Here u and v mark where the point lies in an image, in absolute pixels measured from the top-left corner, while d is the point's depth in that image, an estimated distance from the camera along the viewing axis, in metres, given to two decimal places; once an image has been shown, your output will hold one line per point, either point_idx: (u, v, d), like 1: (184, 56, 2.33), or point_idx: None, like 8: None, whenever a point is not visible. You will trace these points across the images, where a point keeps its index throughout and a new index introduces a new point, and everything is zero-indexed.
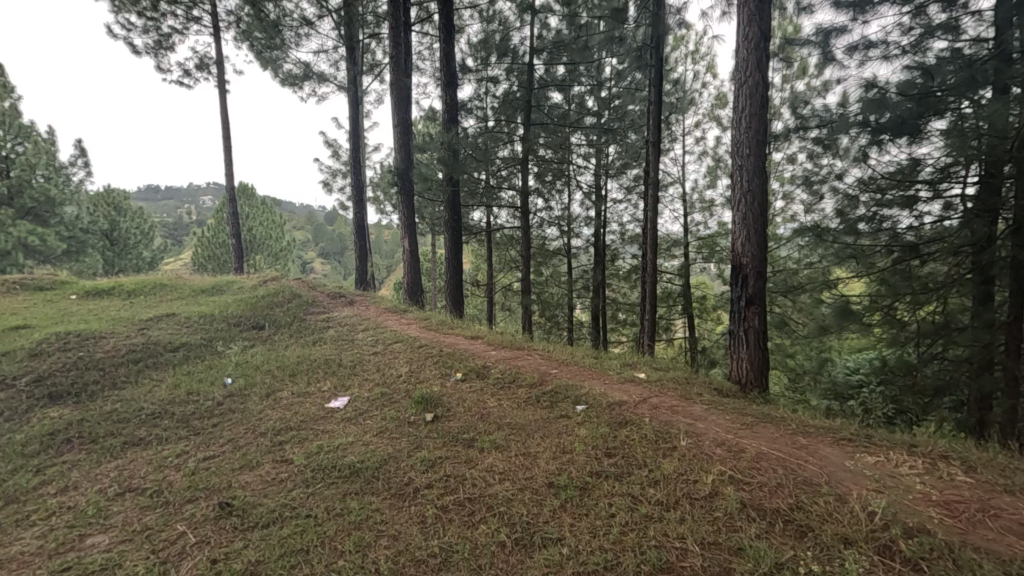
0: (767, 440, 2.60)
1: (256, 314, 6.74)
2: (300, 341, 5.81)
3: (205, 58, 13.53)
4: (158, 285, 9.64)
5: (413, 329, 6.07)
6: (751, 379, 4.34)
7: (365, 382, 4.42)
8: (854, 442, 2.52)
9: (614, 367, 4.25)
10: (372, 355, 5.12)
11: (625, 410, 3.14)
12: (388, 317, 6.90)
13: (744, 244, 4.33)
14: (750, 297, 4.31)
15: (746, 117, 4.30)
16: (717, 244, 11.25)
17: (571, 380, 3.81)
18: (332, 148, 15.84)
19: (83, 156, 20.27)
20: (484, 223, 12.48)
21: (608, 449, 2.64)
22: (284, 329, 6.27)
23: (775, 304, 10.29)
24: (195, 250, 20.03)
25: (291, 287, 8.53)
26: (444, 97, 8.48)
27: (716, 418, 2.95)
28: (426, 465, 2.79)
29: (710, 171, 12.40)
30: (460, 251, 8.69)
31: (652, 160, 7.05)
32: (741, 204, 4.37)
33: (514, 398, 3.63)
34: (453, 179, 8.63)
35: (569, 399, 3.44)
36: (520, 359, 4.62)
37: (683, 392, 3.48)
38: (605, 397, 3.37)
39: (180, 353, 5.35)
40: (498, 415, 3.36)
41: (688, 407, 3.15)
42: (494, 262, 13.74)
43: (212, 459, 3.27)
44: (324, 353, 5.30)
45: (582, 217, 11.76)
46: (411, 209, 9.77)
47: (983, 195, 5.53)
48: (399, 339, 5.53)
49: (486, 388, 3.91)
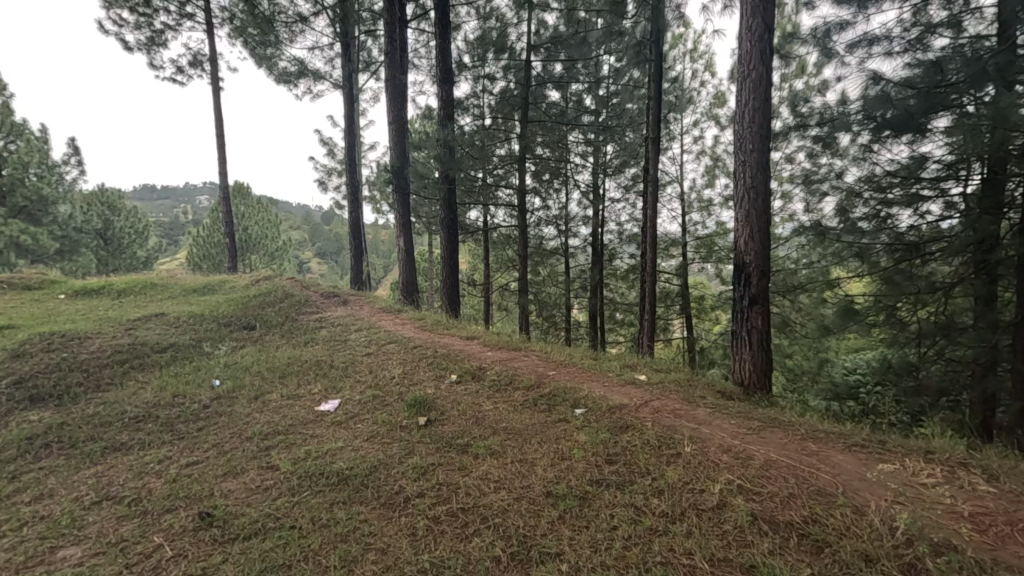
0: (776, 446, 2.48)
1: (248, 314, 6.60)
2: (291, 342, 5.67)
3: (198, 55, 13.37)
4: (149, 284, 9.46)
5: (408, 329, 5.94)
6: (754, 381, 4.23)
7: (357, 384, 4.29)
8: (867, 448, 2.40)
9: (614, 369, 4.13)
10: (365, 356, 4.99)
11: (627, 413, 3.02)
12: (382, 317, 6.76)
13: (747, 242, 4.22)
14: (753, 297, 4.20)
15: (749, 112, 4.18)
16: (716, 244, 11.15)
17: (569, 383, 3.69)
18: (328, 147, 15.68)
19: (76, 154, 20.06)
20: (480, 222, 12.34)
21: (610, 456, 2.52)
22: (276, 329, 6.13)
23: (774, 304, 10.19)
24: (190, 250, 19.83)
25: (284, 286, 8.37)
26: (440, 93, 8.34)
27: (721, 422, 2.83)
28: (417, 472, 2.66)
29: (709, 171, 12.31)
30: (457, 250, 8.56)
31: (651, 158, 6.93)
32: (744, 201, 4.26)
33: (510, 401, 3.50)
34: (449, 177, 8.49)
35: (568, 402, 3.32)
36: (517, 360, 4.49)
37: (686, 395, 3.35)
38: (604, 400, 3.25)
39: (167, 354, 5.21)
40: (494, 419, 3.24)
41: (691, 410, 3.03)
42: (491, 262, 13.61)
43: (195, 465, 3.13)
44: (315, 354, 5.16)
45: (579, 216, 11.64)
46: (407, 207, 9.64)
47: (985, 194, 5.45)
48: (393, 340, 5.40)
49: (481, 390, 3.78)
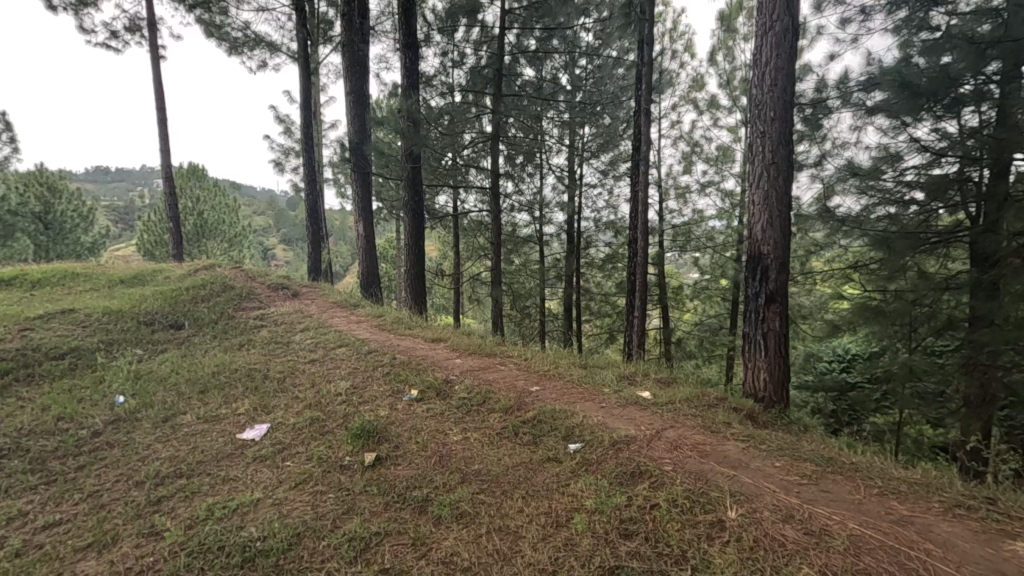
0: (850, 509, 1.81)
1: (177, 311, 5.66)
2: (223, 345, 4.80)
3: (136, 19, 12.03)
4: (71, 274, 8.29)
5: (361, 330, 5.11)
6: (770, 393, 3.58)
7: (293, 402, 3.47)
8: (979, 516, 1.73)
9: (610, 382, 3.40)
10: (308, 363, 4.17)
11: (637, 452, 2.31)
12: (335, 313, 5.92)
13: (764, 229, 3.56)
14: (770, 295, 3.54)
15: (771, 73, 3.48)
16: (693, 233, 10.48)
17: (557, 404, 2.95)
18: (284, 125, 14.45)
19: (9, 130, 18.30)
20: (450, 207, 11.47)
21: (624, 526, 1.81)
22: (207, 329, 5.22)
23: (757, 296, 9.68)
24: (139, 236, 18.20)
25: (226, 277, 7.37)
26: (404, 60, 7.41)
27: (763, 466, 2.16)
28: (354, 550, 1.89)
29: (687, 157, 11.71)
30: (422, 238, 7.73)
31: (642, 134, 6.20)
32: (761, 179, 3.58)
33: (484, 431, 2.76)
34: (413, 155, 7.63)
35: (557, 434, 2.59)
36: (492, 371, 3.73)
37: (705, 422, 2.66)
38: (606, 431, 2.53)
39: (65, 362, 4.26)
40: (464, 458, 2.49)
41: (718, 447, 2.35)
42: (460, 251, 12.78)
43: (54, 529, 2.29)
44: (249, 361, 4.31)
45: (555, 202, 10.88)
46: (367, 189, 8.72)
47: (994, 182, 4.97)
48: (344, 343, 4.58)
49: (448, 414, 3.02)
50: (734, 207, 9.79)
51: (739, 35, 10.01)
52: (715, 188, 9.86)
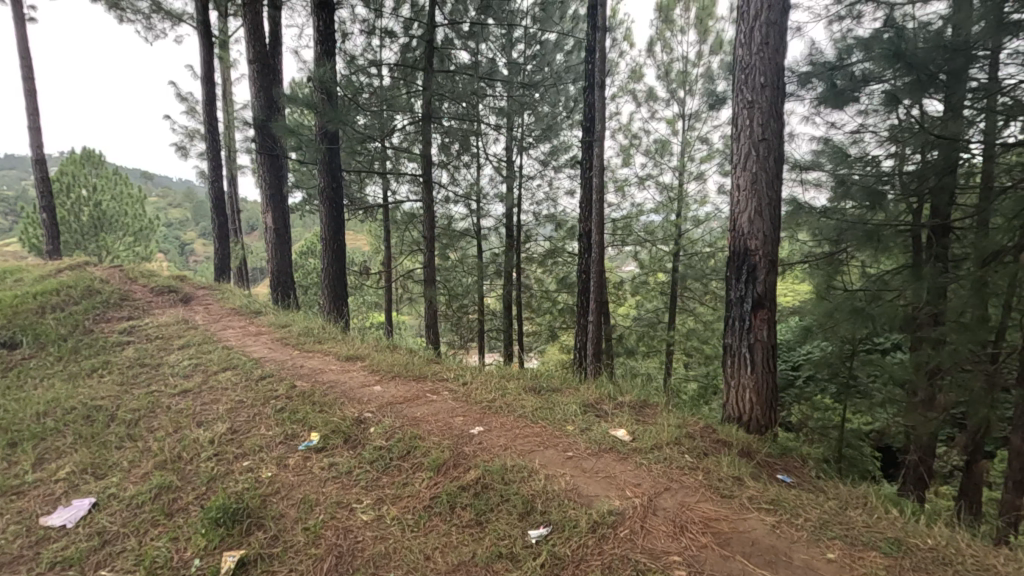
0: None
1: (15, 325, 4.39)
2: (67, 371, 3.67)
3: None
4: None
5: (257, 347, 4.11)
6: (758, 416, 2.98)
7: (143, 457, 2.50)
8: None
9: (571, 416, 2.67)
10: (177, 396, 3.17)
11: (632, 544, 1.58)
12: (228, 324, 4.84)
13: (752, 219, 2.94)
14: (759, 298, 2.93)
15: (762, 30, 2.85)
16: (633, 227, 9.88)
17: (511, 458, 2.17)
18: (187, 105, 12.73)
19: None
20: (378, 198, 10.40)
21: None
22: (50, 349, 4.04)
23: (687, 294, 9.85)
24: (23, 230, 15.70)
25: (94, 277, 6.03)
26: (317, 23, 6.33)
27: (812, 561, 1.48)
28: None
29: (626, 149, 11.20)
30: (341, 231, 6.74)
31: (596, 110, 5.51)
32: (749, 159, 2.95)
33: (407, 503, 1.95)
34: (329, 133, 6.53)
35: (511, 511, 1.82)
36: (420, 405, 2.89)
37: (710, 480, 1.98)
38: (582, 506, 1.79)
39: None
40: (376, 557, 1.67)
41: (743, 526, 1.66)
42: (390, 246, 11.75)
43: None
44: (97, 395, 3.24)
45: (492, 193, 10.05)
46: (278, 172, 7.53)
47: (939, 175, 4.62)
48: (231, 365, 3.60)
49: (357, 475, 2.17)
50: (673, 200, 9.30)
51: (676, 25, 9.56)
52: (653, 181, 9.37)
